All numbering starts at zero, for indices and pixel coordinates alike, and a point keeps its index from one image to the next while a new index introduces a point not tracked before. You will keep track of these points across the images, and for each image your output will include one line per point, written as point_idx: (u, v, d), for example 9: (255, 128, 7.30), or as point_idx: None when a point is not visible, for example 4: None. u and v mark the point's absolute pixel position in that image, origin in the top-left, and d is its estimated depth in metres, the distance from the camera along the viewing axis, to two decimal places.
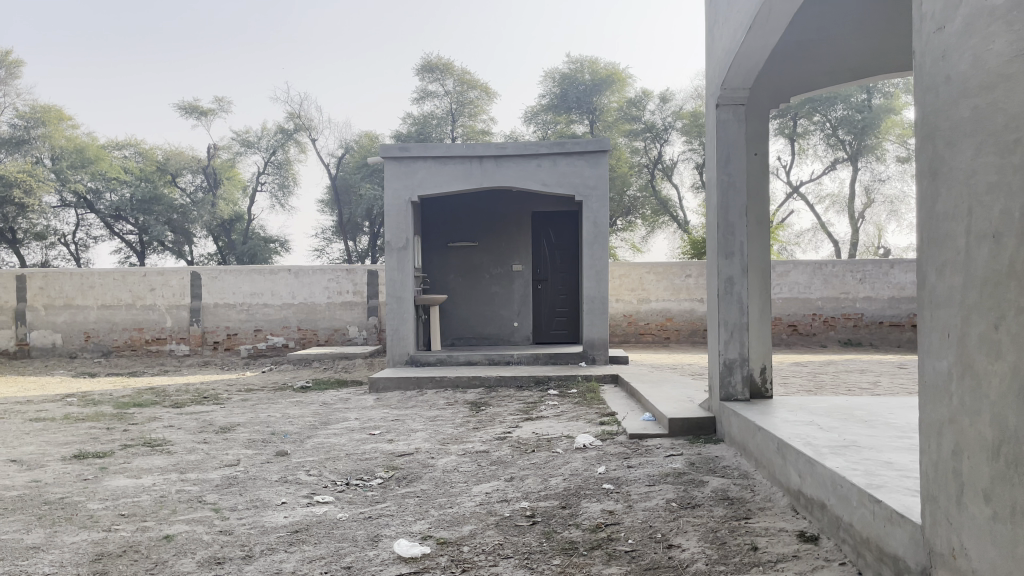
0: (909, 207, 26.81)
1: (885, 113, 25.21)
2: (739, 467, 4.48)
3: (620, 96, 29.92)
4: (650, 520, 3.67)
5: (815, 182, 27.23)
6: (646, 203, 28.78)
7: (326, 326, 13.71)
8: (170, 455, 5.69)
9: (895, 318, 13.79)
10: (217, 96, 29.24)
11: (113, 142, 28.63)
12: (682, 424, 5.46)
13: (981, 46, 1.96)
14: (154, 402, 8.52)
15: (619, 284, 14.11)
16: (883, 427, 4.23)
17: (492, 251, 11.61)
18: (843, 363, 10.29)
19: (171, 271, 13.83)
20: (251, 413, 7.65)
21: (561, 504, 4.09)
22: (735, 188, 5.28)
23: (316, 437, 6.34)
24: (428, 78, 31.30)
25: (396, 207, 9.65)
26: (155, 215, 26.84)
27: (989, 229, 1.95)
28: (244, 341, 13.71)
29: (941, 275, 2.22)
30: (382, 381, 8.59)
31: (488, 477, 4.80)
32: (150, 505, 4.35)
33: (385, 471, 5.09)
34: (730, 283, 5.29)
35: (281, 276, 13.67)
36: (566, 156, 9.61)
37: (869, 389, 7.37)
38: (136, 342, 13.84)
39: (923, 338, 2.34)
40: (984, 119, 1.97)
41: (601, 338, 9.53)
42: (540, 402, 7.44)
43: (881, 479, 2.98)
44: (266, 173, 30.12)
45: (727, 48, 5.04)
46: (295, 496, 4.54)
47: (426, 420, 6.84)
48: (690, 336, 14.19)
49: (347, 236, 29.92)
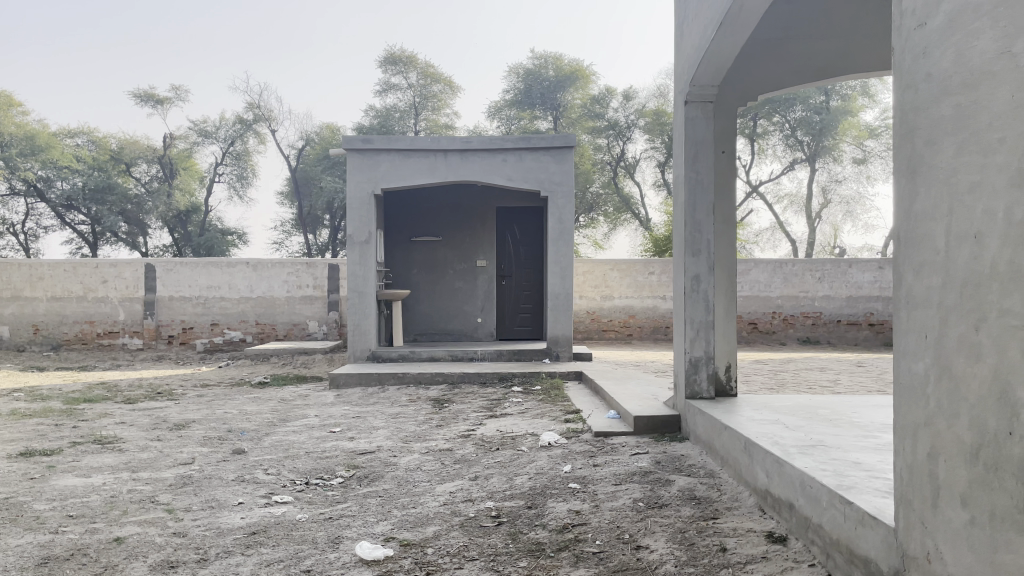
0: (864, 208, 27.29)
1: (842, 115, 25.65)
2: (705, 466, 4.45)
3: (584, 93, 30.07)
4: (617, 520, 3.62)
5: (774, 182, 27.52)
6: (608, 200, 28.86)
7: (285, 320, 13.47)
8: (121, 453, 5.49)
9: (852, 317, 13.99)
10: (173, 84, 28.57)
11: (65, 129, 27.86)
12: (648, 422, 5.43)
13: (964, 44, 1.94)
14: (105, 398, 8.25)
15: (582, 281, 14.10)
16: (848, 426, 4.24)
17: (456, 246, 11.50)
18: (803, 362, 10.40)
19: (125, 262, 13.46)
20: (207, 409, 7.45)
21: (526, 504, 4.02)
22: (703, 186, 5.26)
23: (275, 435, 6.19)
24: (391, 70, 31.02)
25: (358, 200, 9.48)
26: (109, 205, 26.24)
27: (969, 229, 1.93)
28: (200, 335, 13.40)
29: (917, 275, 2.20)
30: (343, 377, 8.45)
31: (452, 476, 4.72)
32: (100, 506, 4.18)
33: (345, 470, 4.97)
34: (696, 280, 5.27)
35: (239, 269, 13.38)
36: (531, 152, 9.55)
37: (830, 387, 7.43)
38: (86, 336, 13.47)
39: (900, 339, 2.32)
40: (965, 118, 1.95)
41: (564, 334, 9.50)
42: (504, 399, 7.36)
43: (851, 480, 2.96)
44: (223, 164, 29.55)
45: (697, 45, 5.00)
46: (252, 497, 4.41)
47: (388, 418, 6.73)
48: (652, 333, 14.23)
49: (306, 228, 29.50)
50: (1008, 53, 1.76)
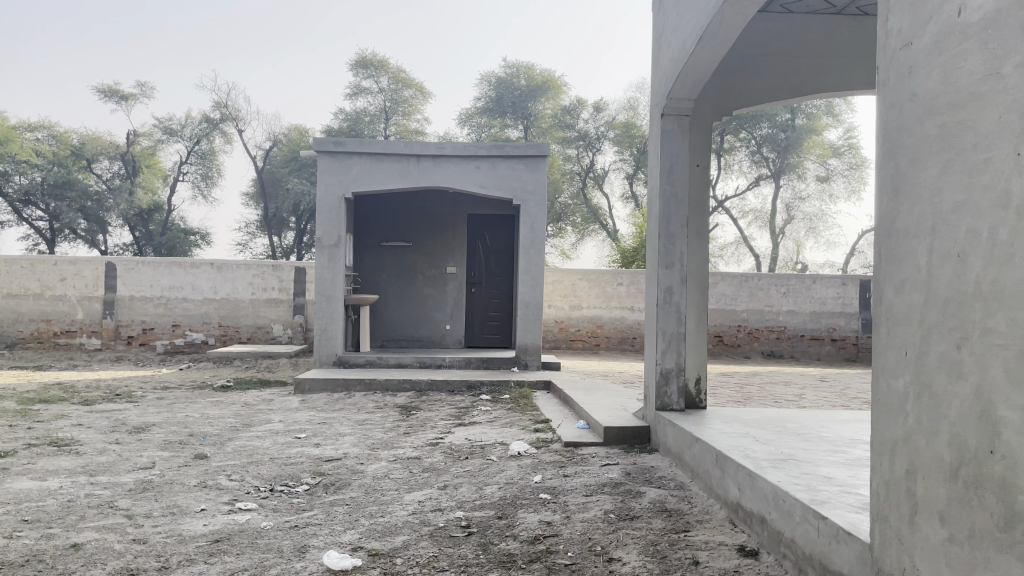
0: (826, 225, 27.75)
1: (807, 134, 26.12)
2: (675, 478, 4.46)
3: (555, 103, 30.22)
4: (589, 532, 3.60)
5: (739, 197, 27.80)
6: (576, 211, 28.93)
7: (249, 323, 13.27)
8: (78, 456, 5.34)
9: (815, 332, 14.18)
10: (138, 80, 28.07)
11: (25, 122, 27.29)
12: (618, 433, 5.42)
13: (951, 64, 1.96)
14: (61, 399, 8.03)
15: (551, 290, 14.11)
16: (817, 441, 4.27)
17: (426, 253, 11.44)
18: (768, 375, 10.50)
19: (84, 260, 13.16)
20: (168, 413, 7.29)
21: (497, 514, 3.99)
22: (677, 199, 5.27)
23: (238, 440, 6.07)
24: (362, 74, 30.92)
25: (328, 203, 9.38)
26: (68, 201, 25.70)
27: (953, 248, 1.95)
28: (161, 336, 13.14)
29: (899, 293, 2.21)
30: (309, 382, 8.33)
31: (421, 485, 4.66)
32: (56, 511, 4.05)
33: (311, 477, 4.89)
34: (669, 293, 5.28)
35: (203, 270, 13.16)
36: (505, 160, 9.53)
37: (796, 401, 7.49)
38: (43, 335, 13.13)
39: (879, 356, 2.33)
40: (952, 138, 1.96)
41: (534, 343, 9.49)
42: (472, 407, 7.32)
43: (824, 495, 2.97)
44: (188, 163, 29.10)
45: (675, 59, 5.02)
46: (215, 503, 4.30)
47: (355, 424, 6.64)
48: (619, 343, 14.28)
49: (271, 231, 29.08)
50: (996, 76, 1.78)
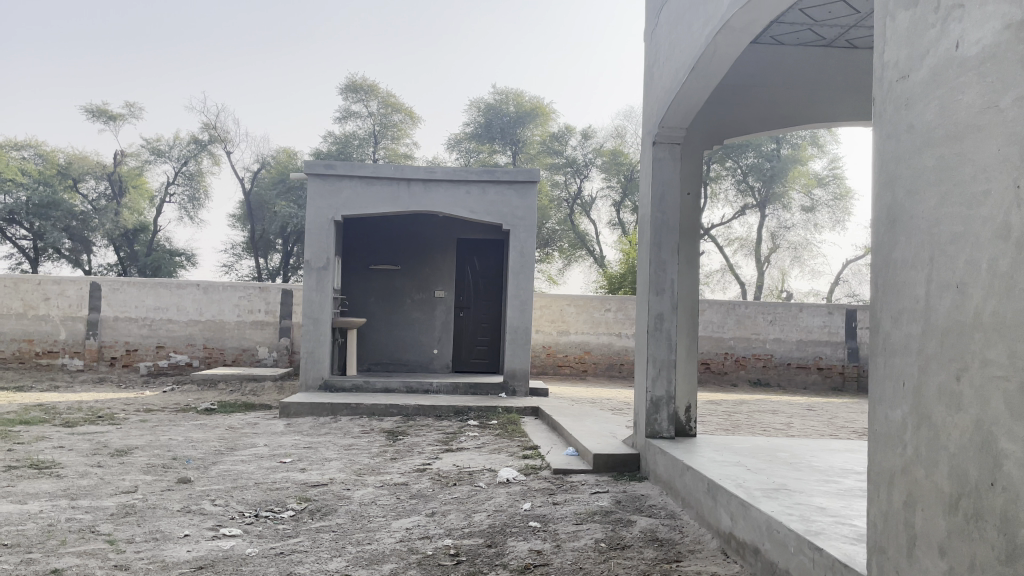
0: (811, 254, 27.94)
1: (792, 164, 26.47)
2: (665, 506, 4.42)
3: (544, 130, 30.51)
4: (580, 561, 3.56)
5: (725, 226, 27.97)
6: (564, 236, 28.97)
7: (234, 344, 13.16)
8: (59, 479, 5.24)
9: (802, 360, 14.21)
10: (127, 100, 28.10)
11: (12, 141, 27.32)
12: (608, 460, 5.39)
13: (948, 98, 1.98)
14: (43, 421, 7.90)
15: (539, 315, 14.09)
16: (808, 470, 4.25)
17: (414, 276, 11.42)
18: (756, 403, 10.47)
19: (68, 280, 13.03)
20: (151, 436, 7.19)
21: (486, 542, 3.93)
22: (668, 227, 5.29)
23: (222, 464, 5.98)
24: (352, 98, 31.04)
25: (318, 227, 9.36)
26: (53, 221, 25.57)
27: (951, 279, 1.95)
28: (145, 358, 13.00)
29: (896, 322, 2.21)
30: (294, 406, 8.25)
31: (408, 511, 4.60)
32: (36, 535, 3.97)
33: (297, 503, 4.82)
34: (659, 319, 5.27)
35: (188, 291, 13.07)
36: (495, 185, 9.56)
37: (784, 430, 7.48)
38: (24, 355, 12.96)
39: (875, 387, 2.33)
40: (949, 170, 1.98)
41: (522, 368, 9.45)
42: (460, 433, 7.26)
43: (818, 525, 2.95)
44: (175, 184, 29.02)
45: (667, 88, 5.06)
46: (199, 529, 4.23)
47: (341, 449, 6.57)
48: (607, 369, 14.25)
49: (257, 252, 28.89)
50: (995, 108, 1.79)
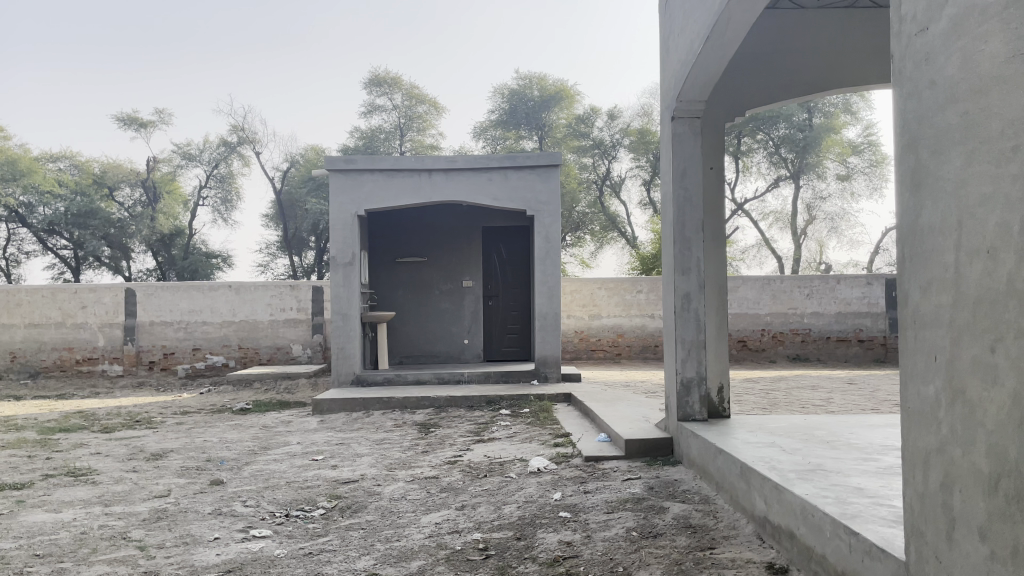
0: (849, 224, 27.35)
1: (825, 132, 25.75)
2: (699, 491, 4.31)
3: (569, 112, 30.27)
4: (611, 551, 3.48)
5: (759, 200, 27.63)
6: (595, 219, 28.75)
7: (268, 343, 13.25)
8: (94, 486, 5.28)
9: (841, 333, 13.90)
10: (157, 107, 28.44)
11: (47, 153, 27.75)
12: (640, 445, 5.29)
13: (971, 48, 1.84)
14: (81, 428, 7.99)
15: (569, 300, 13.99)
16: (847, 448, 4.11)
17: (442, 267, 11.38)
18: (795, 380, 10.27)
19: (104, 287, 13.22)
20: (186, 438, 7.25)
21: (515, 535, 3.86)
22: (692, 203, 5.15)
23: (255, 464, 6.00)
24: (376, 92, 31.07)
25: (342, 221, 9.36)
26: (91, 230, 25.92)
27: (982, 244, 1.81)
28: (182, 360, 13.16)
29: (926, 293, 2.07)
30: (326, 403, 8.27)
31: (438, 505, 4.55)
32: (69, 543, 3.99)
33: (327, 501, 4.79)
34: (687, 299, 5.15)
35: (221, 293, 13.18)
36: (517, 170, 9.44)
37: (824, 406, 7.29)
38: (65, 363, 13.20)
39: (907, 361, 2.19)
40: (975, 126, 1.83)
41: (553, 355, 9.36)
42: (492, 423, 7.20)
43: (855, 508, 2.82)
44: (208, 187, 29.36)
45: (683, 60, 4.91)
46: (229, 531, 4.22)
47: (373, 444, 6.55)
48: (642, 352, 14.11)
49: (292, 251, 29.14)
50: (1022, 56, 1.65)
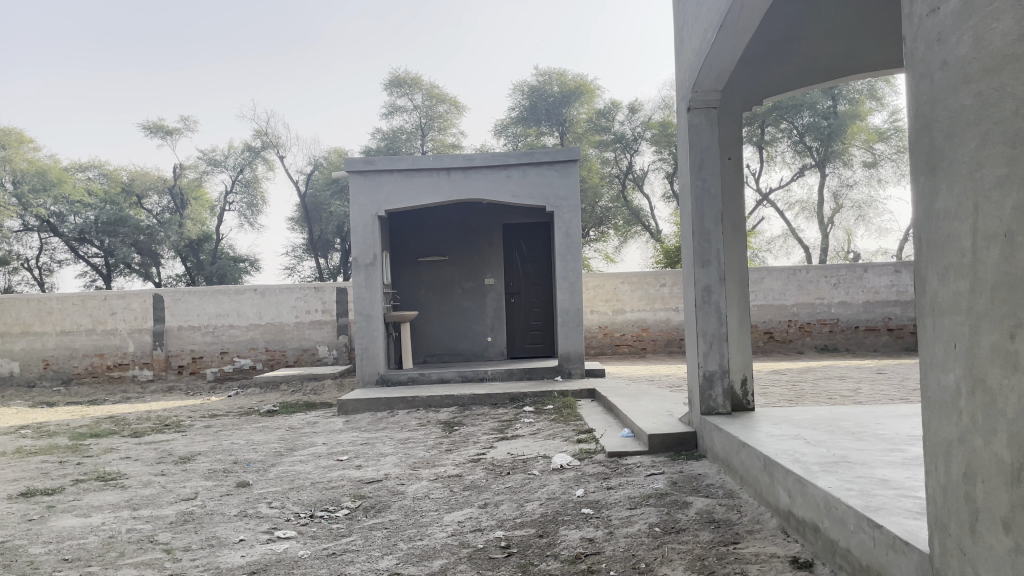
0: (877, 211, 26.92)
1: (851, 120, 25.12)
2: (724, 485, 4.26)
3: (589, 107, 30.18)
4: (633, 548, 3.44)
5: (784, 189, 27.37)
6: (618, 214, 28.60)
7: (295, 346, 13.36)
8: (123, 490, 5.35)
9: (870, 322, 13.71)
10: (182, 115, 28.78)
11: (77, 163, 28.24)
12: (663, 440, 5.25)
13: (983, 27, 1.79)
14: (112, 433, 8.10)
15: (593, 296, 13.95)
16: (872, 439, 4.04)
17: (463, 266, 11.40)
18: (822, 371, 10.15)
19: (132, 293, 13.40)
20: (213, 441, 7.32)
21: (538, 532, 3.85)
22: (710, 194, 5.10)
23: (281, 465, 6.04)
24: (396, 93, 31.18)
25: (363, 223, 9.40)
26: (121, 237, 26.32)
27: (999, 228, 1.77)
28: (210, 364, 13.32)
29: (943, 280, 2.02)
30: (351, 403, 8.32)
31: (461, 504, 4.55)
32: (96, 548, 4.04)
33: (352, 501, 4.81)
34: (707, 292, 5.09)
35: (247, 296, 13.31)
36: (535, 166, 9.40)
37: (851, 397, 7.19)
38: (97, 369, 13.41)
39: (926, 350, 2.14)
40: (990, 106, 1.79)
41: (576, 351, 9.33)
42: (515, 420, 7.20)
43: (879, 500, 2.77)
44: (233, 192, 29.68)
45: (697, 51, 4.86)
46: (254, 533, 4.25)
47: (397, 443, 6.57)
48: (667, 346, 14.02)
49: (317, 253, 29.37)
50: None
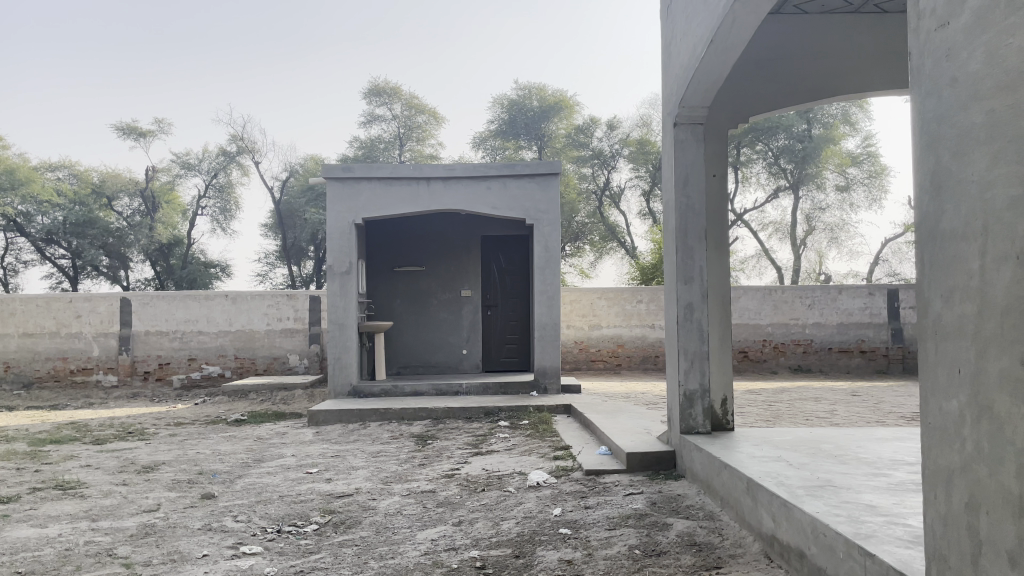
0: (849, 235, 27.21)
1: (825, 143, 25.62)
2: (704, 507, 4.18)
3: (568, 123, 30.27)
4: (612, 571, 3.34)
5: (758, 210, 27.56)
6: (594, 229, 28.64)
7: (265, 354, 13.13)
8: (82, 500, 5.14)
9: (844, 344, 13.78)
10: (156, 117, 28.47)
11: (46, 163, 27.79)
12: (642, 459, 5.17)
13: (996, 43, 1.74)
14: (73, 439, 7.85)
15: (569, 310, 13.89)
16: (855, 463, 3.97)
17: (440, 276, 11.28)
18: (798, 391, 10.14)
19: (99, 296, 13.10)
20: (178, 450, 7.11)
21: (514, 552, 3.73)
22: (694, 210, 5.04)
23: (248, 477, 5.87)
24: (375, 101, 31.05)
25: (339, 231, 9.26)
26: (90, 239, 25.79)
27: (1010, 250, 1.70)
28: (177, 371, 13.04)
29: (947, 302, 1.96)
30: (322, 414, 8.14)
31: (434, 521, 4.42)
32: (51, 560, 3.86)
33: (321, 516, 4.67)
34: (689, 309, 5.03)
35: (218, 302, 13.08)
36: (516, 179, 9.34)
37: (828, 419, 7.17)
38: (59, 373, 13.06)
39: (927, 375, 2.07)
40: (1003, 123, 1.72)
41: (552, 366, 9.24)
42: (490, 435, 7.08)
43: (868, 527, 2.70)
44: (206, 197, 29.29)
45: (685, 66, 4.81)
46: (218, 548, 4.08)
47: (369, 456, 6.43)
48: (642, 362, 13.98)
49: (290, 260, 29.05)
50: None
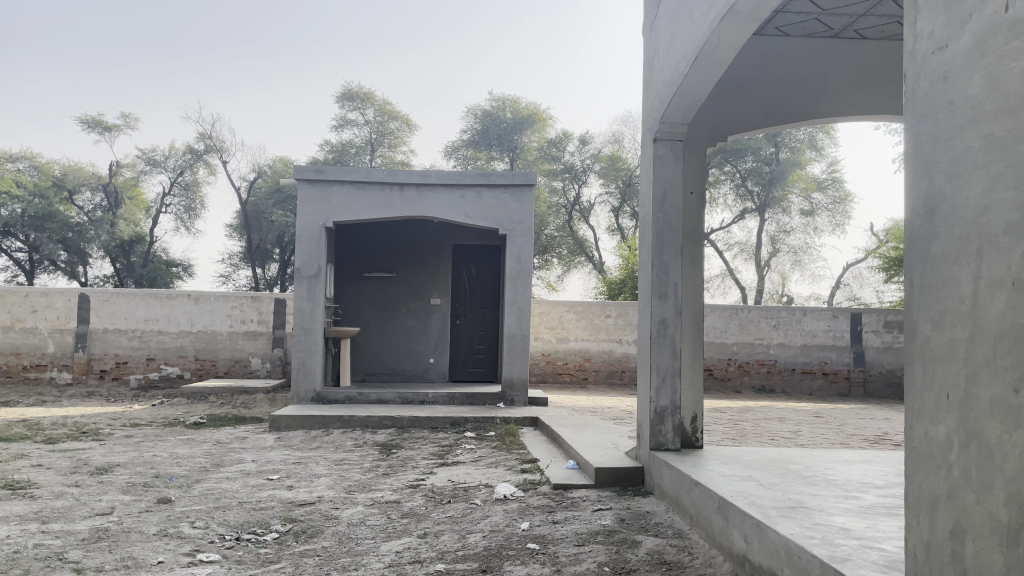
0: (812, 258, 27.62)
1: (791, 167, 26.13)
2: (672, 525, 4.15)
3: (541, 136, 30.36)
4: None
5: (724, 231, 27.86)
6: (563, 243, 28.66)
7: (226, 356, 12.89)
8: (31, 501, 4.95)
9: (806, 365, 13.94)
10: (123, 112, 28.02)
11: (6, 153, 27.23)
12: (611, 474, 5.12)
13: (996, 67, 1.74)
14: (23, 438, 7.59)
15: (537, 323, 13.84)
16: (825, 485, 3.97)
17: (410, 283, 11.17)
18: (762, 411, 10.20)
19: (57, 291, 12.76)
20: (134, 452, 6.91)
21: (481, 567, 3.66)
22: (671, 228, 5.04)
23: (207, 482, 5.71)
24: (348, 106, 30.89)
25: (308, 234, 9.12)
26: (48, 233, 25.25)
27: (1005, 275, 1.69)
28: (135, 371, 12.74)
29: (937, 326, 1.95)
30: (284, 419, 7.97)
31: (398, 533, 4.33)
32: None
33: (282, 524, 4.55)
34: (662, 325, 5.00)
35: (180, 301, 12.82)
36: (490, 189, 9.30)
37: (793, 439, 7.21)
38: (11, 369, 12.69)
39: (913, 399, 2.05)
40: (1001, 146, 1.72)
41: (520, 377, 9.18)
42: (456, 446, 6.99)
43: (843, 550, 2.67)
44: (171, 194, 28.76)
45: (668, 82, 4.81)
46: (174, 555, 3.94)
47: (332, 464, 6.30)
48: (608, 377, 14.00)
49: (255, 262, 28.65)
50: None
